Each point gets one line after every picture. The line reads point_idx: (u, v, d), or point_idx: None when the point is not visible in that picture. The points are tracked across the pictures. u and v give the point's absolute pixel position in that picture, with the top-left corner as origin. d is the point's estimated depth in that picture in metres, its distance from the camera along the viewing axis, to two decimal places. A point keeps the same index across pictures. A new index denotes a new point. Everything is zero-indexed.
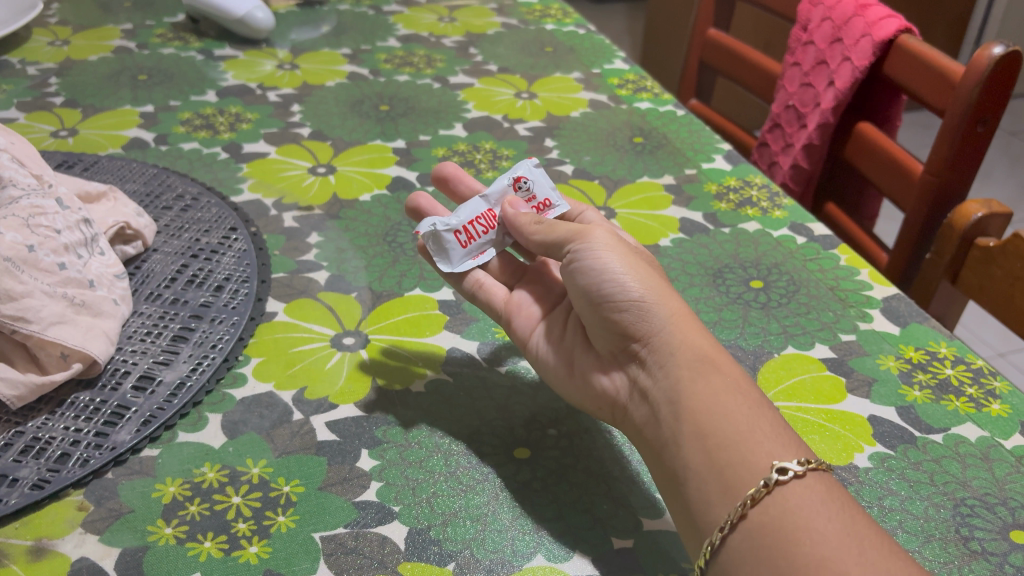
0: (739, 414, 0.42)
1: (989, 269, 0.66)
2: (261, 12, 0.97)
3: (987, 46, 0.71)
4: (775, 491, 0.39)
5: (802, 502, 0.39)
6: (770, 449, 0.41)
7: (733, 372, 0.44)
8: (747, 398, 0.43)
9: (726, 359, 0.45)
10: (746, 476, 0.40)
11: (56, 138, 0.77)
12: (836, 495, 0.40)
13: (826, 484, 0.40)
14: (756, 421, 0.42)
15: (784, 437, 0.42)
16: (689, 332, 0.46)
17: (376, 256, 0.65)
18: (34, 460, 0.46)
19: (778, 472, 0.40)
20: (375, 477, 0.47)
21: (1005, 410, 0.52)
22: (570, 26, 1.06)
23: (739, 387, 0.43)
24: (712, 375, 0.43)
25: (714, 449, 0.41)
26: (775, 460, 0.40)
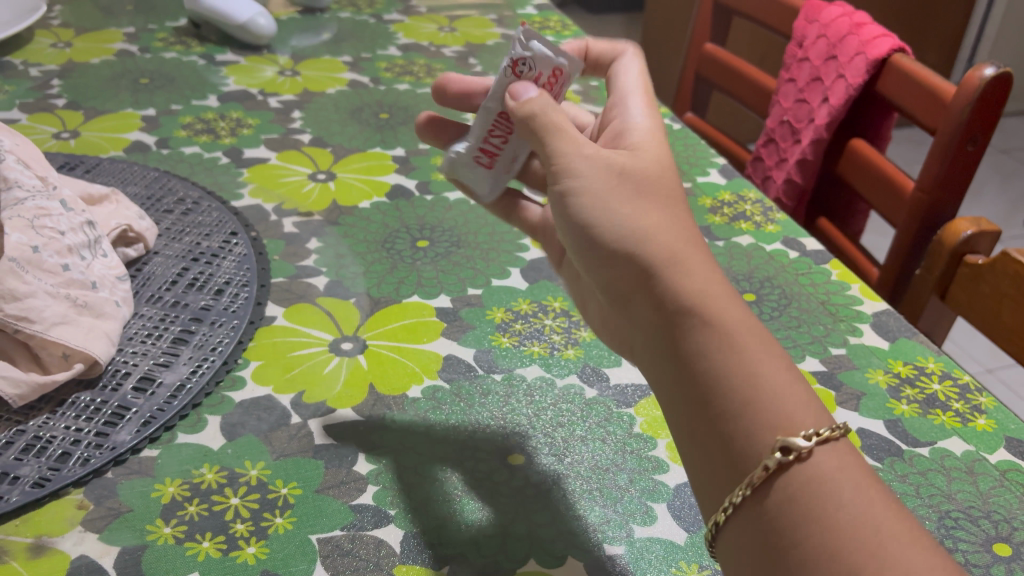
0: (738, 375, 0.39)
1: (977, 285, 0.67)
2: (264, 19, 0.98)
3: (978, 67, 0.73)
4: (777, 477, 0.37)
5: (812, 483, 0.36)
6: (772, 421, 0.38)
7: (732, 317, 0.40)
8: (749, 346, 0.39)
9: (727, 300, 0.41)
10: (747, 456, 0.37)
11: (59, 140, 0.78)
12: (851, 472, 0.37)
13: (840, 453, 0.38)
14: (758, 376, 0.39)
15: (791, 394, 0.39)
16: (682, 272, 0.41)
17: (375, 263, 0.66)
18: (35, 458, 0.46)
19: (781, 453, 0.37)
20: (372, 481, 0.47)
21: (991, 424, 0.53)
22: (568, 38, 1.07)
23: (736, 337, 0.40)
24: (703, 326, 0.40)
25: (715, 421, 0.39)
26: (782, 434, 0.37)
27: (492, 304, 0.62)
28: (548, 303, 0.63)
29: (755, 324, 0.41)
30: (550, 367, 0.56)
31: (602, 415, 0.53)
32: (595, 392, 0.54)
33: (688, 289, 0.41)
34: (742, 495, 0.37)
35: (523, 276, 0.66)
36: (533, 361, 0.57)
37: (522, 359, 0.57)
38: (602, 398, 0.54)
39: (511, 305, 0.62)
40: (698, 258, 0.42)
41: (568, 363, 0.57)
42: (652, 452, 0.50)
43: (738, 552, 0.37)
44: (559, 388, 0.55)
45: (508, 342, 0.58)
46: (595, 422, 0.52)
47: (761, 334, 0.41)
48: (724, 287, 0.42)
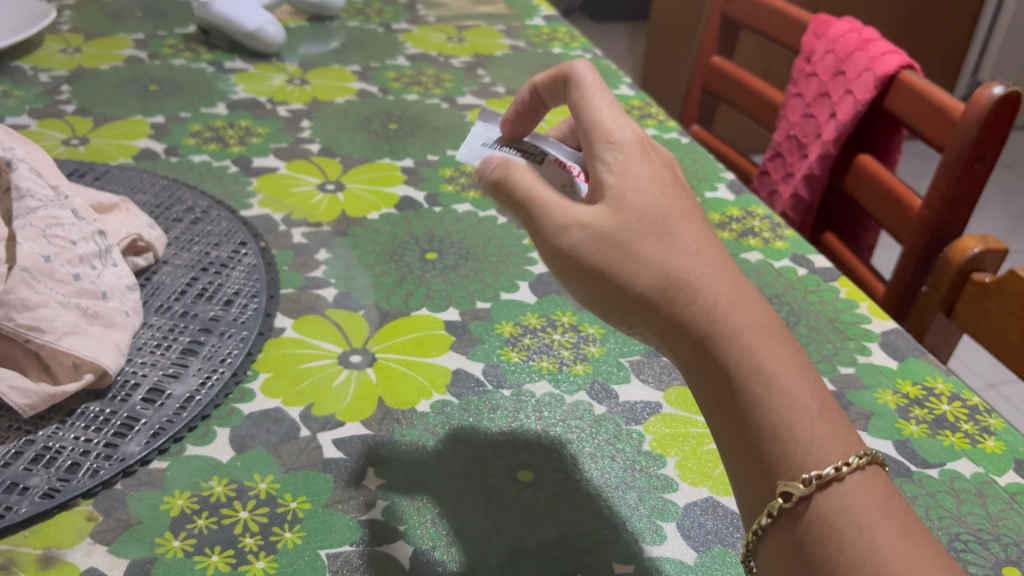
0: (762, 409, 0.38)
1: (984, 304, 0.67)
2: (273, 27, 0.98)
3: (987, 86, 0.73)
4: (783, 517, 0.38)
5: (822, 524, 0.37)
6: (776, 466, 0.38)
7: (738, 355, 0.39)
8: (763, 387, 0.38)
9: (734, 333, 0.39)
10: (758, 500, 0.38)
11: (68, 146, 0.78)
12: (861, 510, 0.37)
13: (853, 489, 0.38)
14: (767, 417, 0.38)
15: (801, 434, 0.38)
16: (694, 312, 0.39)
17: (384, 274, 0.66)
18: (44, 469, 0.46)
19: (782, 499, 0.37)
20: (381, 496, 0.47)
21: (1000, 446, 0.53)
22: (576, 50, 1.07)
23: (738, 376, 0.38)
24: (711, 376, 0.39)
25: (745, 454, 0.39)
26: (786, 477, 0.37)
27: (501, 317, 0.62)
28: (557, 318, 0.63)
29: (776, 345, 0.39)
30: (559, 383, 0.56)
31: (611, 432, 0.53)
32: (604, 408, 0.54)
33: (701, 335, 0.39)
34: (757, 533, 0.39)
35: (532, 290, 0.66)
36: (542, 377, 0.57)
37: (531, 374, 0.57)
38: (610, 415, 0.54)
39: (520, 319, 0.62)
40: (713, 282, 0.39)
41: (578, 378, 0.57)
42: (662, 471, 0.50)
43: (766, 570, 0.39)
44: (568, 404, 0.55)
45: (516, 357, 0.58)
46: (604, 439, 0.52)
47: (781, 360, 0.39)
48: (743, 310, 0.39)
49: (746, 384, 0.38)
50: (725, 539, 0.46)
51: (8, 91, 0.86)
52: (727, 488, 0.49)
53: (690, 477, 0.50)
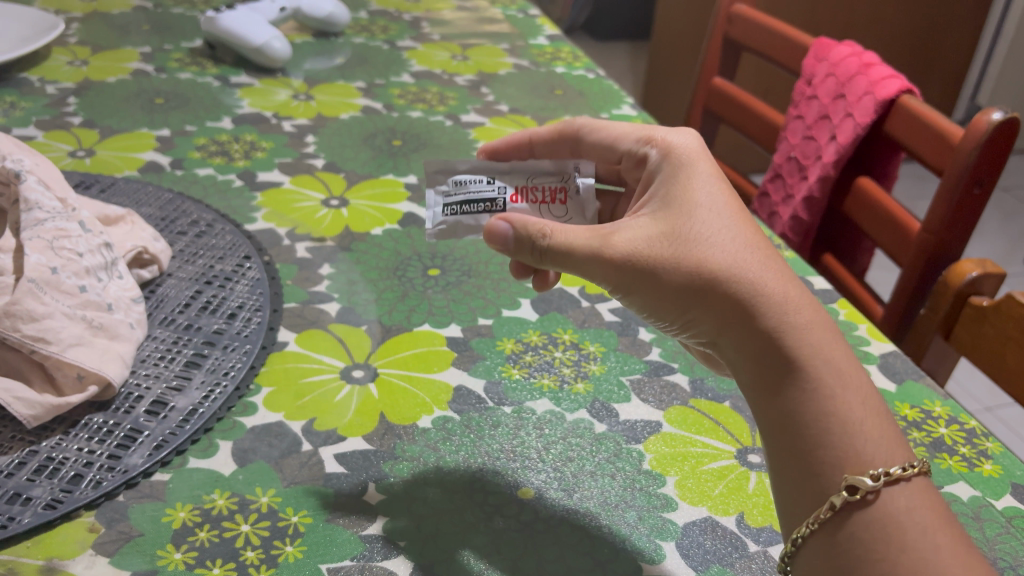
0: (823, 390, 0.43)
1: (982, 327, 0.68)
2: (279, 42, 0.99)
3: (986, 112, 0.73)
4: (845, 511, 0.41)
5: (885, 523, 0.41)
6: (843, 457, 0.42)
7: (809, 349, 0.44)
8: (832, 379, 0.43)
9: (806, 330, 0.44)
10: (821, 490, 0.42)
11: (74, 158, 0.78)
12: (921, 514, 0.41)
13: (915, 491, 0.42)
14: (835, 403, 0.43)
15: (867, 430, 0.42)
16: (767, 308, 0.44)
17: (386, 290, 0.66)
18: (47, 480, 0.46)
19: (847, 492, 0.41)
20: (382, 512, 0.48)
21: (997, 470, 0.54)
22: (579, 70, 1.08)
23: (808, 365, 0.43)
24: (781, 368, 0.44)
25: (799, 434, 0.43)
26: (852, 472, 0.41)
27: (503, 334, 0.63)
28: (558, 336, 0.63)
29: (844, 351, 0.44)
30: (560, 401, 0.57)
31: (611, 451, 0.53)
32: (605, 426, 0.55)
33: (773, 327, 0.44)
34: (808, 528, 0.42)
35: (534, 307, 0.66)
36: (543, 395, 0.57)
37: (532, 392, 0.57)
38: (611, 433, 0.54)
39: (522, 336, 0.63)
40: (785, 286, 0.45)
41: (579, 397, 0.57)
42: (662, 489, 0.51)
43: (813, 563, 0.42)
44: (569, 421, 0.55)
45: (518, 374, 0.59)
46: (604, 457, 0.52)
47: (843, 362, 0.44)
48: (814, 314, 0.45)
49: (817, 374, 0.43)
50: (723, 559, 0.47)
51: (16, 103, 0.87)
52: (725, 508, 0.50)
53: (689, 496, 0.50)
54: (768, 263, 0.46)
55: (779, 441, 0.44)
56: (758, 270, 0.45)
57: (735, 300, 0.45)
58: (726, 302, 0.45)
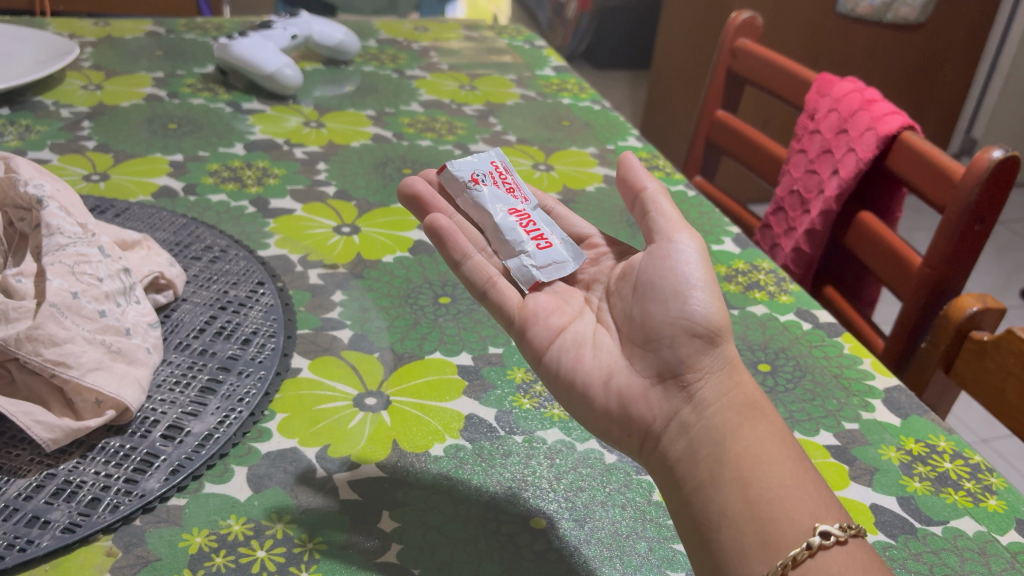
0: (789, 454, 0.47)
1: (982, 362, 0.69)
2: (290, 70, 1.00)
3: (986, 149, 0.74)
4: (817, 554, 0.43)
5: (852, 567, 0.43)
6: (812, 510, 0.45)
7: (778, 422, 0.49)
8: (797, 450, 0.48)
9: (770, 409, 0.50)
10: (791, 534, 0.44)
11: (88, 182, 0.79)
12: (874, 566, 0.44)
13: (865, 549, 0.45)
14: (804, 471, 0.47)
15: (824, 496, 0.46)
16: (746, 383, 0.50)
17: (399, 318, 0.67)
18: (65, 503, 0.47)
19: (821, 535, 0.44)
20: (396, 540, 0.48)
21: (1002, 505, 0.54)
22: (585, 102, 1.10)
23: (781, 433, 0.48)
24: (760, 422, 0.48)
25: (773, 478, 0.45)
26: (817, 522, 0.44)
27: (513, 363, 0.63)
28: None
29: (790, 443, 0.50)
30: (570, 430, 0.57)
31: (621, 481, 0.54)
32: (615, 457, 0.56)
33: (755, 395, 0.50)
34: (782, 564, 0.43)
35: None
36: (553, 424, 0.58)
37: (543, 421, 0.58)
38: (621, 464, 0.55)
39: None
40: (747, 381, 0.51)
41: None
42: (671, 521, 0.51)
43: None
44: (579, 452, 0.56)
45: (529, 404, 0.59)
46: (614, 488, 0.53)
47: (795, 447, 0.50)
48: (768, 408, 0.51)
49: (787, 441, 0.48)
50: None
51: (31, 126, 0.88)
52: None
53: None
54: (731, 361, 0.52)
55: (750, 475, 0.45)
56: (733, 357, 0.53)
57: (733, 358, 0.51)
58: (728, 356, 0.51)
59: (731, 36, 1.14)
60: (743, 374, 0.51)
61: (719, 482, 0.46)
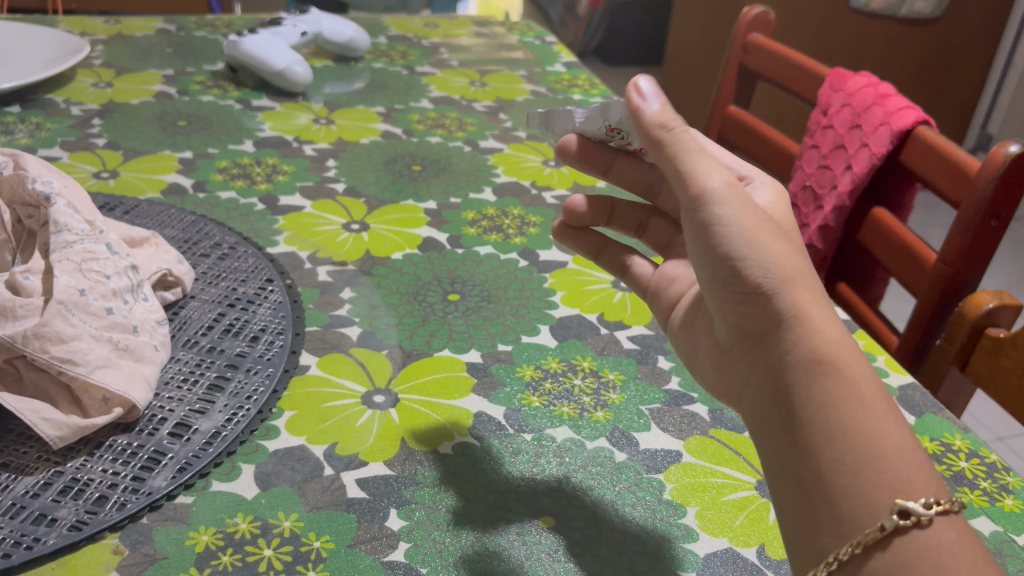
0: (864, 414, 0.42)
1: (999, 359, 0.67)
2: (300, 66, 1.00)
3: (1002, 144, 0.73)
4: (896, 538, 0.39)
5: (935, 548, 0.39)
6: (895, 482, 0.40)
7: (860, 373, 0.43)
8: (885, 410, 0.42)
9: (856, 357, 0.44)
10: (866, 513, 0.40)
11: (98, 179, 0.79)
12: (966, 546, 0.39)
13: (958, 527, 0.40)
14: (887, 435, 0.41)
15: (914, 459, 0.41)
16: (819, 330, 0.44)
17: (407, 314, 0.67)
18: (72, 501, 0.47)
19: (899, 515, 0.39)
20: (404, 538, 0.48)
21: (1018, 505, 0.53)
22: (596, 97, 1.09)
23: (859, 387, 0.42)
24: (833, 378, 0.43)
25: (843, 449, 0.41)
26: (902, 496, 0.39)
27: (522, 360, 0.63)
28: (577, 362, 0.63)
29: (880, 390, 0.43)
30: (580, 429, 0.57)
31: (632, 480, 0.53)
32: (625, 456, 0.55)
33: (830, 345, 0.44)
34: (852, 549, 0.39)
35: (553, 334, 0.66)
36: (563, 422, 0.57)
37: (553, 420, 0.57)
38: (631, 462, 0.55)
39: (542, 363, 0.63)
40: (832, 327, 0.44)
41: (599, 425, 0.57)
42: (682, 520, 0.51)
43: None
44: (588, 450, 0.55)
45: (538, 402, 0.59)
46: (624, 486, 0.53)
47: (889, 398, 0.43)
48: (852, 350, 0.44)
49: (868, 398, 0.42)
50: None
51: (41, 123, 0.88)
52: (746, 539, 0.50)
53: (710, 527, 0.50)
54: (816, 300, 0.46)
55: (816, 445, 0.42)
56: (813, 291, 0.46)
57: (797, 302, 0.45)
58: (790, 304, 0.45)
59: (743, 31, 1.13)
60: (819, 318, 0.45)
61: (790, 451, 0.43)
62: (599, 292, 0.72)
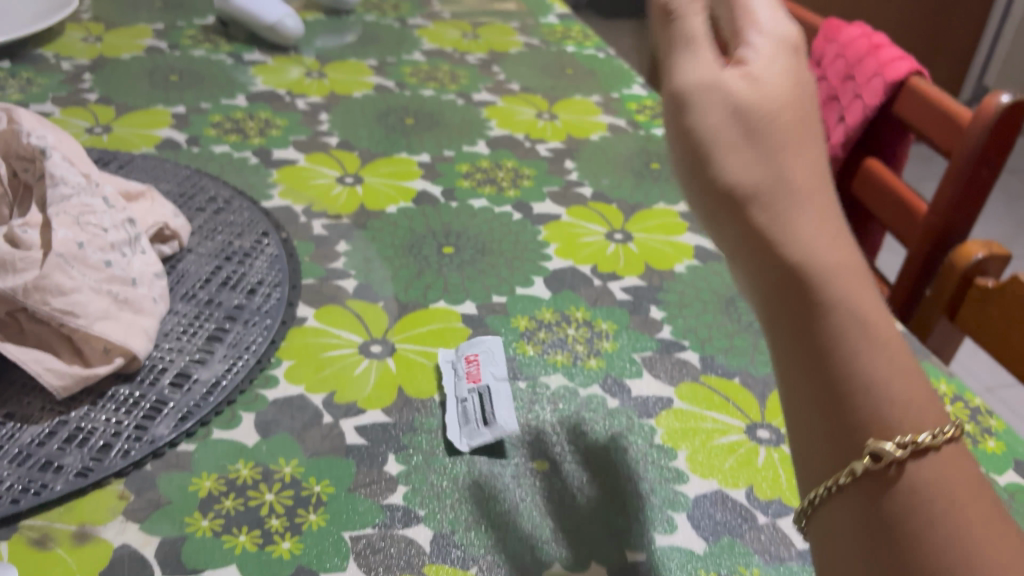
0: (839, 343, 0.34)
1: (986, 308, 0.69)
2: (292, 20, 0.99)
3: (995, 94, 0.73)
4: (870, 484, 0.33)
5: (918, 499, 0.32)
6: (875, 424, 0.33)
7: (840, 288, 0.35)
8: (867, 330, 0.34)
9: (841, 264, 0.36)
10: (839, 459, 0.34)
11: (91, 134, 0.79)
12: (959, 485, 0.32)
13: (948, 465, 0.33)
14: (868, 366, 0.34)
15: (896, 392, 0.33)
16: (792, 231, 0.36)
17: (402, 267, 0.67)
18: (78, 449, 0.48)
19: (869, 459, 0.32)
20: (402, 482, 0.49)
21: (1000, 447, 0.55)
22: (590, 49, 1.08)
23: (837, 308, 0.35)
24: (805, 299, 0.35)
25: (819, 387, 0.34)
26: (879, 437, 0.33)
27: (517, 311, 0.64)
28: (571, 313, 0.64)
29: (870, 303, 0.35)
30: (573, 376, 0.58)
31: (624, 425, 0.54)
32: (618, 402, 0.56)
33: (799, 253, 0.35)
34: (828, 492, 0.34)
35: (547, 286, 0.67)
36: (556, 370, 0.59)
37: (547, 368, 0.58)
38: (623, 408, 0.56)
39: (535, 314, 0.64)
40: (813, 233, 0.36)
41: (592, 373, 0.58)
42: (673, 463, 0.52)
43: (832, 535, 0.34)
44: (582, 397, 0.56)
45: (532, 351, 0.60)
46: (617, 431, 0.54)
47: (879, 312, 0.35)
48: (839, 255, 0.36)
49: (846, 319, 0.34)
50: (734, 530, 0.48)
51: (32, 79, 0.87)
52: (735, 481, 0.51)
53: (699, 470, 0.52)
54: (797, 200, 0.36)
55: (791, 378, 0.36)
56: (796, 185, 0.37)
57: (758, 200, 0.36)
58: (758, 214, 0.36)
59: None
60: (794, 215, 0.36)
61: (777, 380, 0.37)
62: (593, 245, 0.72)
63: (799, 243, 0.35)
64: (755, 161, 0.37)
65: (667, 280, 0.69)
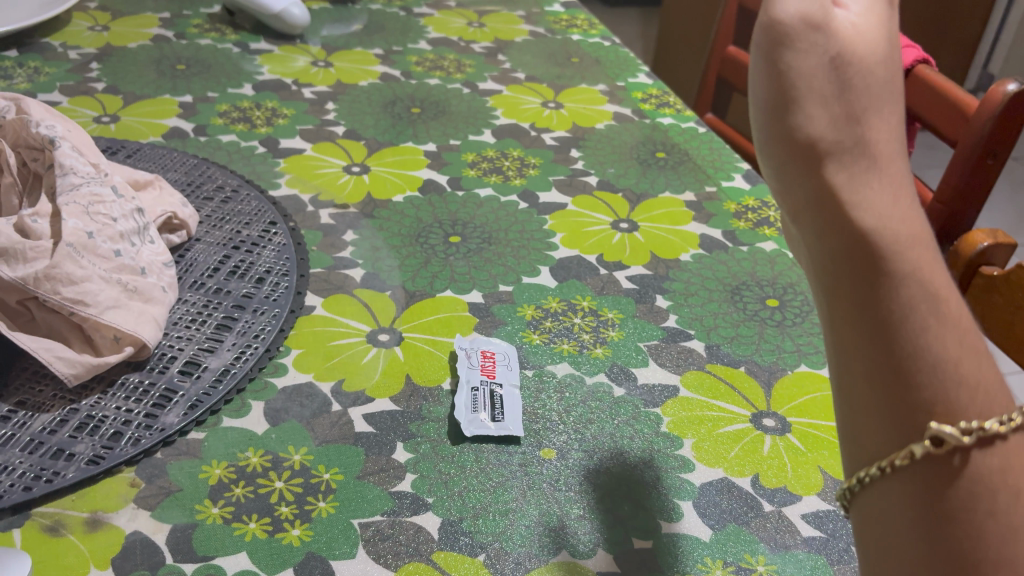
0: (910, 320, 0.32)
1: (990, 296, 0.69)
2: (297, 9, 0.99)
3: (1001, 83, 0.73)
4: (926, 467, 0.31)
5: (977, 485, 0.31)
6: (934, 406, 0.31)
7: (914, 261, 0.32)
8: (940, 309, 0.32)
9: (915, 235, 0.33)
10: (895, 437, 0.32)
11: (99, 123, 0.80)
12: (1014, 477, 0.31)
13: (1014, 452, 0.31)
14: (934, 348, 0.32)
15: (965, 376, 0.32)
16: (865, 194, 0.33)
17: (409, 256, 0.68)
18: (89, 437, 0.48)
19: (930, 443, 0.31)
20: (410, 469, 0.49)
21: None
22: (595, 38, 1.08)
23: (909, 281, 0.32)
24: (873, 267, 0.33)
25: (880, 362, 0.32)
26: (941, 420, 0.31)
27: (523, 300, 0.64)
28: (577, 302, 0.65)
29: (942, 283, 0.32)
30: (579, 365, 0.58)
31: (630, 414, 0.55)
32: (624, 391, 0.57)
33: (873, 220, 0.33)
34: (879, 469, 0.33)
35: (553, 275, 0.67)
36: (563, 359, 0.59)
37: (553, 357, 0.59)
38: (630, 397, 0.56)
39: (542, 303, 0.64)
40: (887, 200, 0.33)
41: (599, 361, 0.59)
42: (679, 451, 0.52)
43: (877, 509, 0.33)
44: (588, 385, 0.57)
45: (539, 340, 0.60)
46: (623, 420, 0.54)
47: (951, 284, 0.33)
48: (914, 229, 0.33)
49: (919, 295, 0.32)
50: (740, 518, 0.49)
51: (40, 68, 0.88)
52: (740, 469, 0.52)
53: (705, 458, 0.52)
54: (874, 161, 0.33)
55: (848, 346, 0.33)
56: (872, 147, 0.34)
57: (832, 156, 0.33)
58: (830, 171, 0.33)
59: None
60: (866, 184, 0.33)
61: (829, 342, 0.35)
62: (599, 234, 0.73)
63: (871, 214, 0.33)
64: (826, 129, 0.33)
65: (671, 269, 0.69)
